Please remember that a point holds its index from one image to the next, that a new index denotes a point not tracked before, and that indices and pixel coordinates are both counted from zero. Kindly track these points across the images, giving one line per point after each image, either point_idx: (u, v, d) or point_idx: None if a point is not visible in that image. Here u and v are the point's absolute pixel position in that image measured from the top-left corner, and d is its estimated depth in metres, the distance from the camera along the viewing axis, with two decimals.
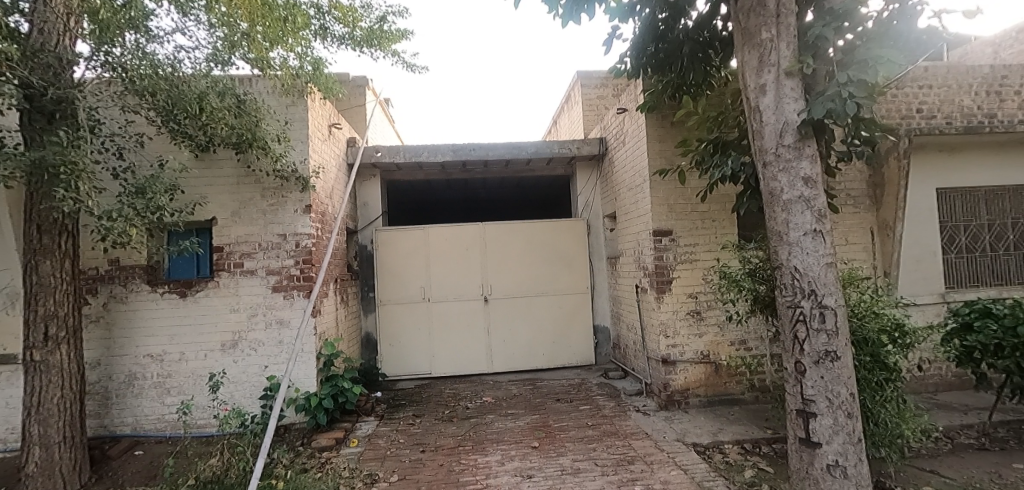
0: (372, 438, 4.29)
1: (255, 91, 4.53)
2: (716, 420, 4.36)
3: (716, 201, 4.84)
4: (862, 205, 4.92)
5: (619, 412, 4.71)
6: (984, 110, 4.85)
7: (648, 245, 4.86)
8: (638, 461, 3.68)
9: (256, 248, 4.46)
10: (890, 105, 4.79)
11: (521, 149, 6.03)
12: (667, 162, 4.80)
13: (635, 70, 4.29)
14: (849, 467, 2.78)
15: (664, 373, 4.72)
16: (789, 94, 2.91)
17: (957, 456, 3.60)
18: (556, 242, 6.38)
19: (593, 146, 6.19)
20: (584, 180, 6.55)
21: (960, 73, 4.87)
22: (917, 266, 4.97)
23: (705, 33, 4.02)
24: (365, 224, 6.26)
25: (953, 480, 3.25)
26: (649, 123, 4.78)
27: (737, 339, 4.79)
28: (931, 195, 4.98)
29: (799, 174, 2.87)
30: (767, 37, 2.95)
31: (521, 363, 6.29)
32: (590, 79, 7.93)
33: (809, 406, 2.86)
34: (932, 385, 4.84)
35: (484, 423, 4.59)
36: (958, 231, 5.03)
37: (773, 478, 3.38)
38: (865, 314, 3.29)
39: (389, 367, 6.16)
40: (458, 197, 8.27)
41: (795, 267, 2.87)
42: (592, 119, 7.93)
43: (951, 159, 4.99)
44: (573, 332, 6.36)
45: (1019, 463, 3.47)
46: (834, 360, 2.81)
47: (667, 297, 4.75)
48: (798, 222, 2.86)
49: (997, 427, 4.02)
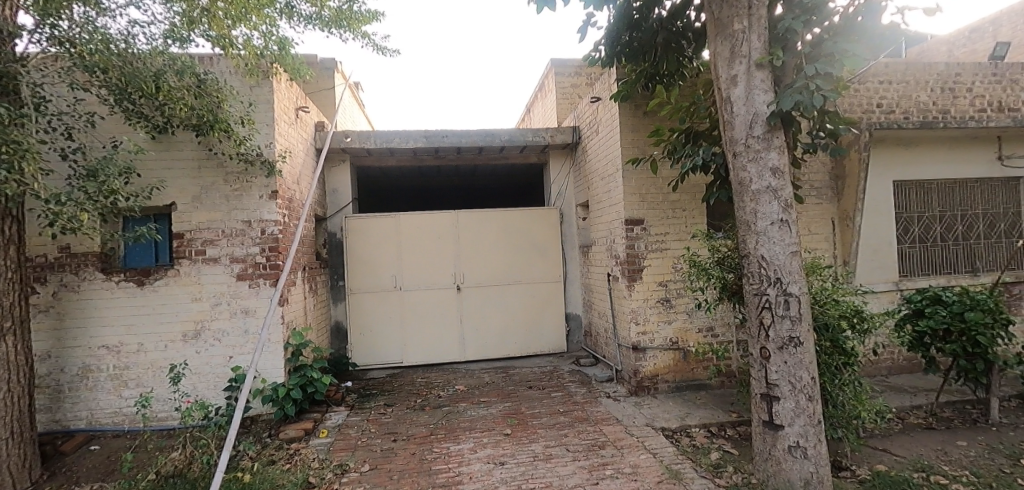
0: (342, 428, 4.22)
1: (217, 71, 4.32)
2: (684, 405, 4.47)
3: (687, 191, 4.91)
4: (824, 196, 5.07)
5: (590, 398, 4.77)
6: (938, 107, 5.06)
7: (621, 234, 4.90)
8: (609, 446, 3.74)
9: (219, 235, 4.29)
10: (852, 100, 4.94)
11: (495, 137, 5.97)
12: (639, 151, 4.83)
13: (609, 60, 4.33)
14: (809, 448, 2.89)
15: (634, 360, 4.79)
16: (759, 85, 2.96)
17: (906, 435, 3.80)
18: (530, 231, 6.37)
19: (567, 135, 6.17)
20: (557, 169, 6.54)
21: (917, 70, 5.06)
22: (875, 255, 5.17)
23: (678, 22, 4.03)
24: (335, 211, 6.11)
25: (903, 458, 3.43)
26: (623, 112, 4.79)
27: (705, 326, 4.90)
28: (888, 187, 5.19)
29: (768, 165, 2.93)
30: (739, 28, 2.98)
31: (494, 351, 6.30)
32: (564, 68, 7.91)
33: (772, 390, 2.96)
34: (885, 368, 5.07)
35: (457, 411, 4.58)
36: (912, 222, 5.26)
37: (737, 460, 3.49)
38: (826, 301, 3.41)
39: (360, 356, 6.07)
40: (431, 184, 8.16)
41: (763, 256, 2.94)
42: (565, 107, 7.92)
43: (907, 153, 5.20)
44: (546, 320, 6.39)
45: (962, 440, 3.68)
46: (798, 346, 2.90)
47: (638, 285, 4.81)
48: (765, 211, 2.93)
49: (944, 408, 4.25)
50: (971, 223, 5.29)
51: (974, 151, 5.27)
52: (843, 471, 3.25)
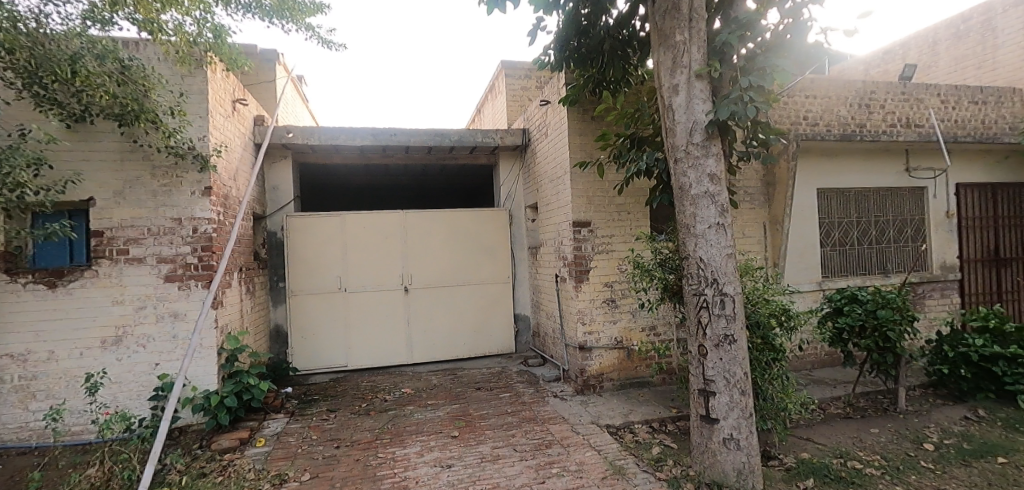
0: (281, 437, 4.04)
1: (143, 57, 4.02)
2: (628, 402, 4.60)
3: (632, 194, 5.07)
4: (757, 202, 5.36)
5: (538, 398, 4.82)
6: (857, 121, 5.49)
7: (568, 235, 4.99)
8: (556, 445, 3.79)
9: (145, 233, 4.00)
10: (782, 112, 5.26)
11: (444, 137, 5.91)
12: (587, 155, 4.93)
13: (559, 64, 4.44)
14: (742, 439, 3.05)
15: (581, 359, 4.89)
16: (699, 95, 3.10)
17: (826, 424, 4.09)
18: (480, 232, 6.36)
19: (517, 136, 6.20)
20: (507, 170, 6.56)
21: (839, 86, 5.47)
22: (801, 257, 5.54)
23: (624, 31, 4.16)
24: (275, 209, 5.84)
25: (824, 445, 3.69)
26: (571, 116, 4.88)
27: (647, 325, 5.07)
28: (813, 194, 5.58)
29: (706, 171, 3.08)
30: (681, 39, 3.11)
31: (442, 352, 6.23)
32: (514, 70, 7.96)
33: (709, 385, 3.11)
34: (809, 362, 5.45)
35: (404, 414, 4.50)
36: (833, 227, 5.68)
37: (677, 454, 3.63)
38: (758, 300, 3.62)
39: (301, 360, 5.84)
40: (378, 183, 7.96)
41: (701, 258, 3.09)
42: (515, 109, 7.97)
43: (829, 163, 5.64)
44: (494, 321, 6.40)
45: (875, 428, 4.01)
46: (732, 343, 3.05)
47: (585, 286, 4.91)
48: (704, 215, 3.08)
49: (859, 398, 4.62)
50: (882, 229, 5.79)
51: (885, 162, 5.78)
52: (772, 461, 3.46)
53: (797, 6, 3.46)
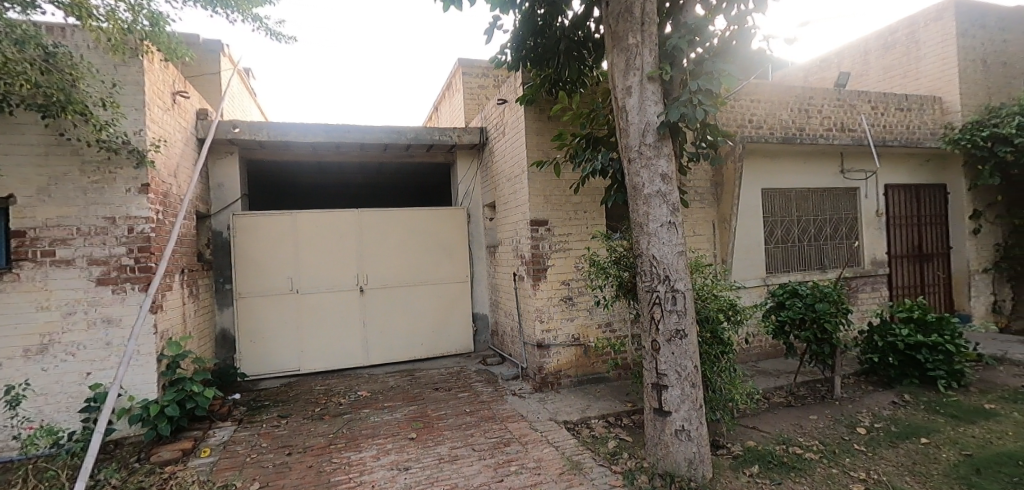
0: (228, 445, 3.86)
1: (71, 44, 3.75)
2: (585, 398, 4.68)
3: (588, 194, 5.16)
4: (707, 201, 5.54)
5: (496, 397, 4.83)
6: (797, 125, 5.79)
7: (526, 234, 5.02)
8: (514, 443, 3.81)
9: (74, 233, 3.72)
10: (729, 115, 5.48)
11: (400, 134, 5.80)
12: (543, 154, 4.97)
13: (515, 64, 4.47)
14: (692, 430, 3.16)
15: (539, 357, 4.93)
16: (650, 97, 3.18)
17: (771, 412, 4.30)
18: (437, 231, 6.30)
19: (474, 135, 6.18)
20: (465, 169, 6.52)
21: (781, 92, 5.76)
22: (747, 254, 5.79)
23: (580, 32, 4.22)
24: (221, 208, 5.57)
25: (768, 433, 3.88)
26: (528, 115, 4.91)
27: (603, 322, 5.17)
28: (758, 194, 5.85)
29: (658, 171, 3.17)
30: (633, 42, 3.19)
31: (399, 353, 6.13)
32: (471, 68, 7.92)
33: (662, 379, 3.20)
34: (755, 354, 5.72)
35: (359, 418, 4.40)
36: (776, 225, 5.98)
37: (631, 446, 3.72)
38: (707, 296, 3.76)
39: (250, 365, 5.60)
40: (331, 181, 7.73)
41: (654, 255, 3.18)
42: (473, 107, 7.93)
43: (772, 165, 5.93)
44: (453, 320, 6.35)
45: (813, 414, 4.26)
46: (683, 337, 3.16)
47: (543, 284, 4.96)
48: (656, 214, 3.17)
49: (800, 387, 4.88)
50: (820, 227, 6.15)
51: (822, 164, 6.14)
52: (721, 449, 3.60)
53: (742, 14, 3.62)
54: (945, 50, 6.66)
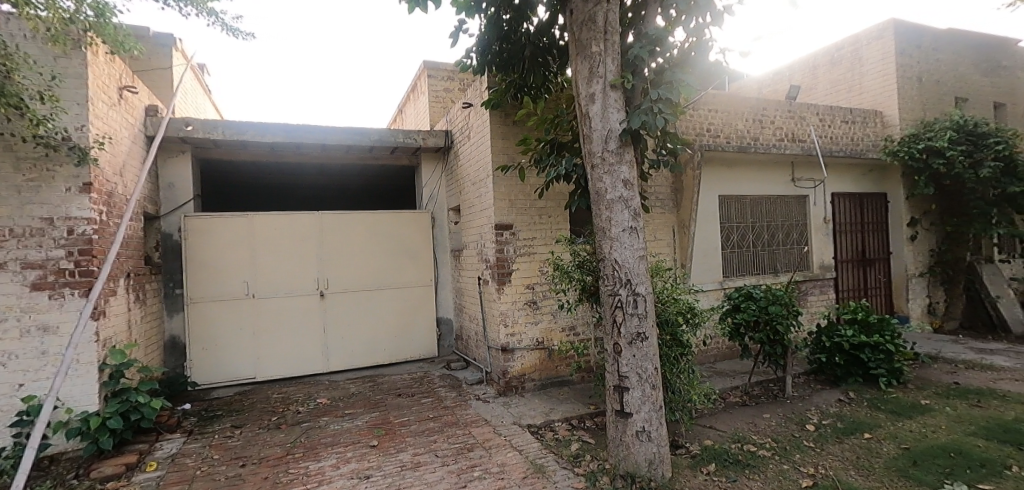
0: (177, 458, 3.68)
1: (5, 33, 3.51)
2: (549, 401, 4.70)
3: (552, 198, 5.21)
4: (667, 206, 5.69)
5: (460, 402, 4.79)
6: (752, 135, 6.03)
7: (491, 238, 5.02)
8: (478, 448, 3.79)
9: (6, 234, 3.47)
10: (688, 123, 5.65)
11: (364, 136, 5.70)
12: (509, 159, 5.00)
13: (481, 68, 4.48)
14: (653, 431, 3.23)
15: (503, 361, 4.93)
16: (613, 104, 3.25)
17: (727, 412, 4.45)
18: (401, 234, 6.21)
19: (439, 138, 6.14)
20: (429, 172, 6.47)
21: (736, 102, 5.99)
22: (705, 259, 5.98)
23: (544, 39, 4.28)
24: (171, 209, 5.32)
25: (724, 432, 4.01)
26: (493, 120, 4.92)
27: (567, 325, 5.22)
28: (715, 200, 6.05)
29: (620, 177, 3.23)
30: (597, 50, 3.25)
31: (361, 359, 6.00)
32: (437, 71, 7.88)
33: (623, 381, 3.26)
34: (712, 356, 5.90)
35: (319, 426, 4.27)
36: (732, 230, 6.20)
37: (594, 448, 3.77)
38: (667, 299, 3.86)
39: (202, 373, 5.36)
40: (291, 182, 7.50)
41: (616, 259, 3.24)
42: (438, 110, 7.89)
43: (728, 173, 6.16)
44: (417, 325, 6.26)
45: (767, 413, 4.43)
46: (644, 340, 3.23)
47: (507, 288, 4.96)
48: (618, 219, 3.23)
49: (754, 386, 5.07)
50: (772, 233, 6.42)
51: (774, 173, 6.42)
52: (680, 449, 3.69)
53: (700, 26, 3.75)
54: (885, 67, 7.10)
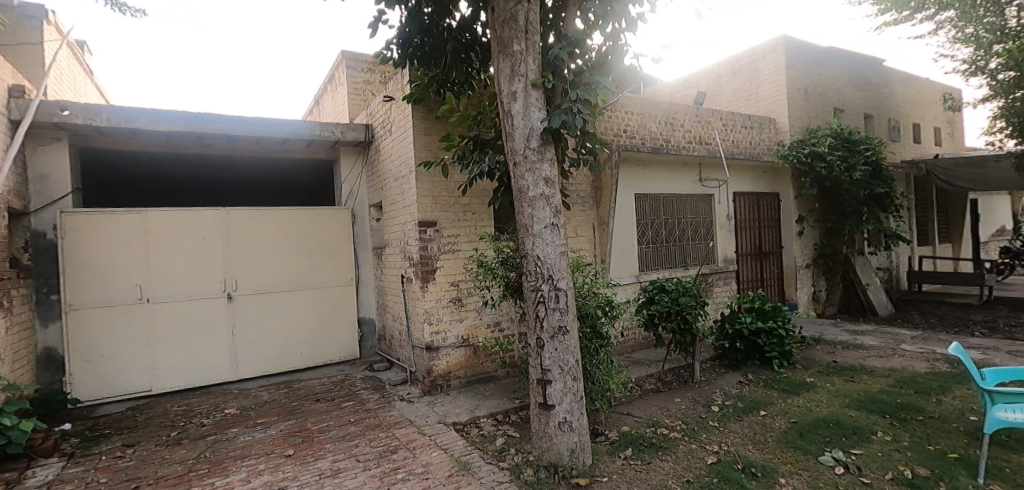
0: (54, 486, 3.26)
1: None
2: (474, 398, 4.70)
3: (476, 195, 5.20)
4: (587, 203, 5.83)
5: (383, 403, 4.67)
6: (664, 137, 6.40)
7: (414, 235, 4.92)
8: (402, 450, 3.71)
9: None
10: (607, 124, 5.88)
11: (276, 128, 5.35)
12: (432, 155, 4.92)
13: (402, 61, 4.37)
14: (574, 421, 3.34)
15: (427, 359, 4.86)
16: (534, 103, 3.30)
17: (642, 399, 4.70)
18: (318, 232, 5.92)
19: (359, 132, 5.92)
20: (348, 167, 6.21)
21: (650, 106, 6.33)
22: (622, 253, 6.26)
23: (467, 35, 4.28)
24: (44, 204, 4.66)
25: (640, 418, 4.23)
26: (415, 115, 4.82)
27: (492, 322, 5.25)
28: (631, 198, 6.36)
29: (541, 175, 3.29)
30: (518, 49, 3.28)
31: (275, 365, 5.65)
32: (355, 62, 7.58)
33: (546, 375, 3.34)
34: (629, 346, 6.22)
35: (227, 439, 3.97)
36: (647, 227, 6.55)
37: (518, 442, 3.83)
38: (587, 293, 4.01)
39: (86, 389, 4.78)
40: (190, 175, 6.86)
41: (538, 255, 3.30)
42: (358, 102, 7.59)
43: (643, 172, 6.49)
44: (336, 326, 6.00)
45: (678, 397, 4.74)
46: (565, 334, 3.32)
47: (431, 286, 4.89)
48: (540, 216, 3.29)
49: (667, 374, 5.40)
50: (682, 229, 6.87)
51: (684, 173, 6.87)
52: (600, 436, 3.85)
53: (616, 31, 3.91)
54: (777, 78, 7.84)
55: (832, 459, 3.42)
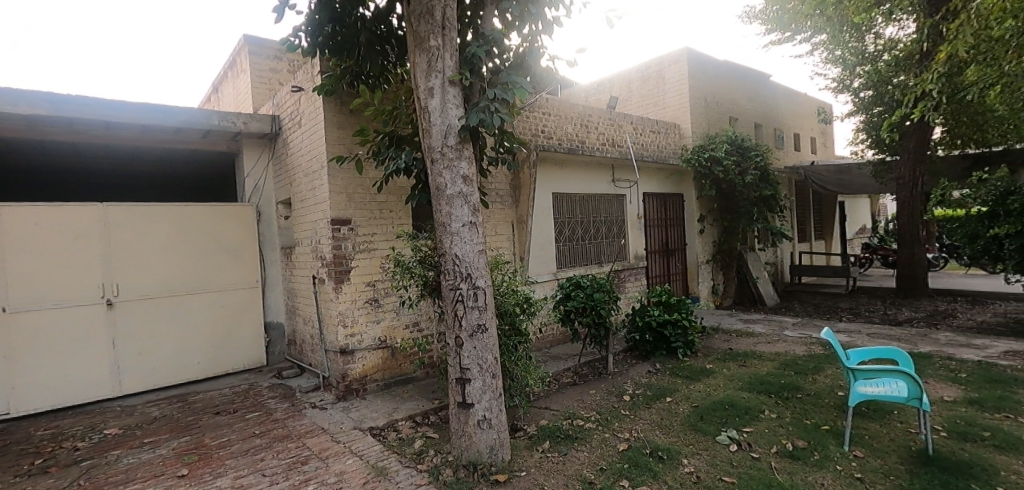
0: None
1: None
2: (392, 400, 4.58)
3: (393, 192, 5.06)
4: (507, 202, 5.90)
5: (292, 412, 4.40)
6: (579, 138, 6.63)
7: (326, 234, 4.68)
8: (313, 460, 3.52)
9: None
10: (525, 124, 5.98)
11: (167, 115, 4.83)
12: (345, 150, 4.72)
13: (312, 50, 4.14)
14: (493, 418, 3.36)
15: (342, 363, 4.65)
16: (452, 100, 3.27)
17: (559, 392, 4.84)
18: (218, 231, 5.45)
19: (264, 123, 5.52)
20: (252, 160, 5.77)
21: (566, 107, 6.53)
22: (541, 252, 6.39)
23: (382, 27, 4.15)
24: None
25: (558, 411, 4.36)
26: (327, 107, 4.59)
27: (411, 322, 5.14)
28: (549, 197, 6.52)
29: (459, 173, 3.27)
30: (434, 45, 3.23)
31: (167, 377, 5.13)
32: (260, 48, 7.07)
33: (465, 373, 3.32)
34: (547, 341, 6.38)
35: (106, 463, 3.53)
36: (564, 225, 6.75)
37: (438, 443, 3.78)
38: (505, 291, 4.06)
39: None
40: (57, 164, 5.95)
41: (457, 254, 3.27)
42: (263, 91, 7.08)
43: (560, 172, 6.67)
44: (239, 332, 5.56)
45: (593, 389, 4.93)
46: (484, 332, 3.32)
47: (346, 287, 4.68)
48: (458, 214, 3.27)
49: (583, 367, 5.61)
50: (596, 227, 7.16)
51: (598, 174, 7.15)
52: (519, 432, 3.92)
53: (533, 33, 3.99)
54: (681, 87, 8.41)
55: (727, 438, 3.73)
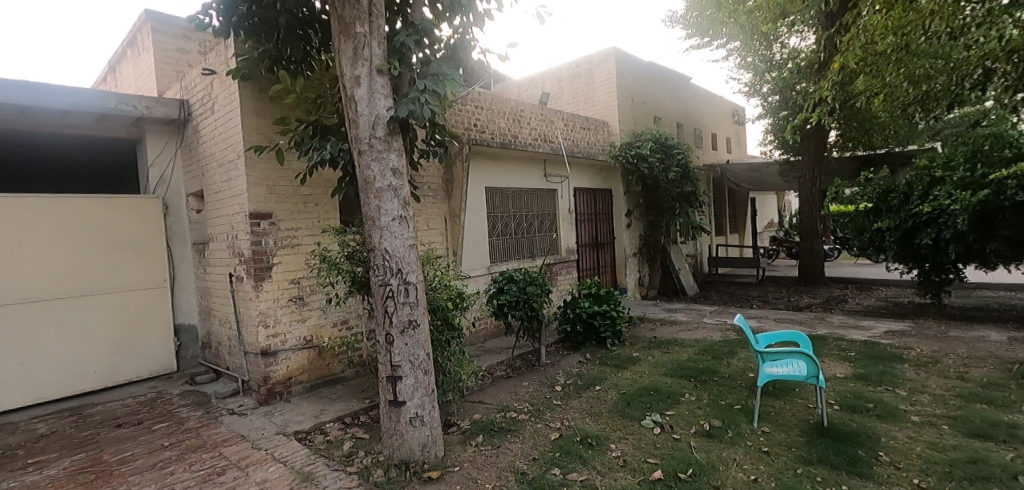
0: None
1: None
2: (319, 402, 4.39)
3: (318, 185, 4.83)
4: (439, 196, 5.82)
5: (207, 420, 4.10)
6: (512, 133, 6.67)
7: (244, 229, 4.38)
8: (232, 469, 3.31)
9: None
10: (457, 117, 5.92)
11: (52, 96, 4.30)
12: (265, 139, 4.43)
13: (225, 30, 3.84)
14: (425, 415, 3.30)
15: (263, 366, 4.39)
16: (380, 90, 3.17)
17: (493, 386, 4.87)
18: (117, 225, 4.94)
19: (170, 108, 5.07)
20: (157, 149, 5.28)
21: (498, 102, 6.54)
22: (474, 246, 6.37)
23: (304, 10, 3.93)
24: None
25: (492, 404, 4.38)
26: (243, 93, 4.29)
27: (338, 320, 4.94)
28: (482, 191, 6.51)
29: (389, 165, 3.17)
30: (360, 31, 3.11)
31: (57, 388, 4.59)
32: (165, 26, 6.46)
33: (396, 371, 3.25)
34: (481, 335, 6.39)
35: None
36: (497, 219, 6.77)
37: (368, 443, 3.67)
38: (437, 286, 4.01)
39: None
40: None
41: (386, 249, 3.18)
42: (169, 74, 6.48)
43: (493, 166, 6.68)
44: (144, 337, 5.08)
45: (526, 381, 5.01)
46: (416, 328, 3.25)
47: (266, 285, 4.42)
48: (388, 208, 3.18)
49: (516, 359, 5.67)
50: (529, 221, 7.25)
51: (530, 168, 7.24)
52: (452, 427, 3.90)
53: (464, 25, 3.94)
54: (609, 86, 8.69)
55: (651, 422, 3.93)
